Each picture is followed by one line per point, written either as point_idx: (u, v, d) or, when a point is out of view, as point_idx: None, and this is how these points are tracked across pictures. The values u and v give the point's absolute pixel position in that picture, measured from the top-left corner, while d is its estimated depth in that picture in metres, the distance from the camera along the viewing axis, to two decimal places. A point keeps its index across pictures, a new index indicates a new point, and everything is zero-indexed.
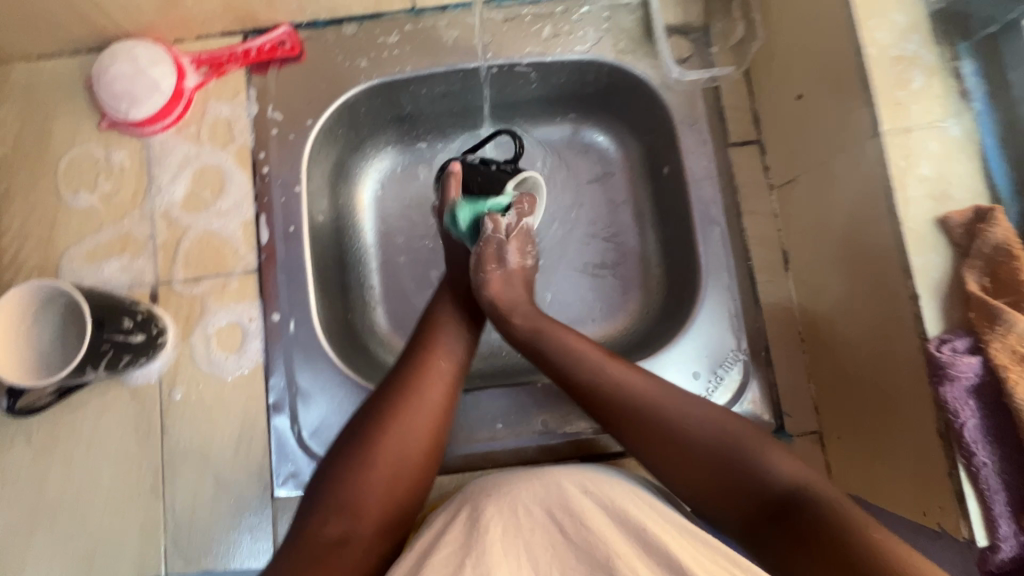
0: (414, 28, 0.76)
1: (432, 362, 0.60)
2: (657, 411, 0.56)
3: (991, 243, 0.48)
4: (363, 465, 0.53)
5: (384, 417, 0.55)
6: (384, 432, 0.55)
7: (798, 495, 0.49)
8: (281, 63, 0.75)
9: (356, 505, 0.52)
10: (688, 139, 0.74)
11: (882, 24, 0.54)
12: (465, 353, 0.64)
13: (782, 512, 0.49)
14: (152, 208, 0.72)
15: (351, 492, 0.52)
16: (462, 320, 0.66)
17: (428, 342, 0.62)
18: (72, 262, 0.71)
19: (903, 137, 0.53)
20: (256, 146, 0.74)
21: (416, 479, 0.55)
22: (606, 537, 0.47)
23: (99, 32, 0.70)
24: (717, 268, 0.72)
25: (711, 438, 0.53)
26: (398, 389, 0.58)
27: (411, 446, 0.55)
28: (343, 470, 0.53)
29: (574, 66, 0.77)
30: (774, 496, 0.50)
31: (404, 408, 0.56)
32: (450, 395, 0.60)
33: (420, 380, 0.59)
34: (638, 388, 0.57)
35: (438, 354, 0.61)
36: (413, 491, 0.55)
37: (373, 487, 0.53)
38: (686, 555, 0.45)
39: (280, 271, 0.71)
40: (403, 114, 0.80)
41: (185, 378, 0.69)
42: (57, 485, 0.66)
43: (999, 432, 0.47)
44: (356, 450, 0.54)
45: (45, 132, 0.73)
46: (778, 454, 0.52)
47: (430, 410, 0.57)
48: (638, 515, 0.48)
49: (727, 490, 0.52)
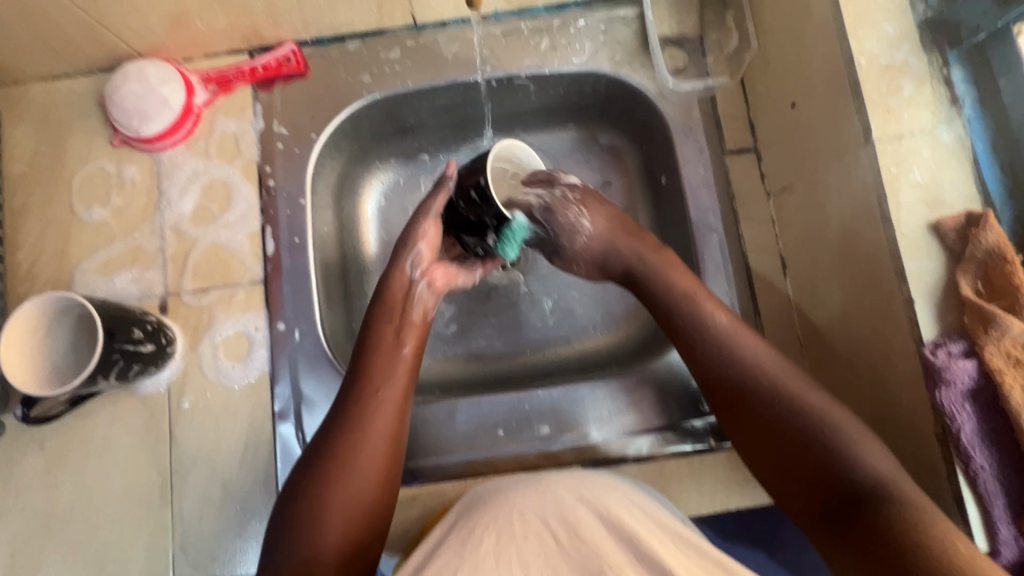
0: (415, 43, 0.77)
1: (370, 391, 0.58)
2: (767, 380, 0.54)
3: (983, 247, 0.49)
4: (315, 511, 0.52)
5: (331, 460, 0.54)
6: (331, 477, 0.53)
7: (883, 492, 0.46)
8: (286, 79, 0.77)
9: (313, 554, 0.50)
10: (685, 147, 0.75)
11: (872, 33, 0.55)
12: (408, 372, 0.60)
13: (854, 507, 0.46)
14: (162, 221, 0.74)
15: (309, 539, 0.51)
16: (406, 334, 0.62)
17: (368, 368, 0.59)
18: (85, 275, 0.73)
19: (895, 144, 0.53)
20: (263, 160, 0.76)
21: (371, 513, 0.54)
22: (601, 545, 0.48)
23: (112, 52, 0.73)
24: (715, 275, 0.72)
25: (799, 419, 0.51)
26: (340, 428, 0.56)
27: (365, 483, 0.54)
28: (295, 519, 0.52)
29: (571, 78, 0.78)
30: (851, 487, 0.47)
31: (348, 446, 0.54)
32: (395, 421, 0.57)
33: (361, 413, 0.56)
34: (760, 362, 0.55)
35: (377, 382, 0.58)
36: (374, 525, 0.54)
37: (329, 531, 0.51)
38: (673, 560, 0.47)
39: (286, 282, 0.73)
40: (404, 127, 0.82)
41: (193, 387, 0.70)
42: (69, 492, 0.68)
43: (996, 435, 0.47)
44: (307, 495, 0.53)
45: (60, 149, 0.75)
46: (870, 445, 0.49)
47: (376, 443, 0.56)
48: (630, 522, 0.50)
49: (811, 477, 0.49)
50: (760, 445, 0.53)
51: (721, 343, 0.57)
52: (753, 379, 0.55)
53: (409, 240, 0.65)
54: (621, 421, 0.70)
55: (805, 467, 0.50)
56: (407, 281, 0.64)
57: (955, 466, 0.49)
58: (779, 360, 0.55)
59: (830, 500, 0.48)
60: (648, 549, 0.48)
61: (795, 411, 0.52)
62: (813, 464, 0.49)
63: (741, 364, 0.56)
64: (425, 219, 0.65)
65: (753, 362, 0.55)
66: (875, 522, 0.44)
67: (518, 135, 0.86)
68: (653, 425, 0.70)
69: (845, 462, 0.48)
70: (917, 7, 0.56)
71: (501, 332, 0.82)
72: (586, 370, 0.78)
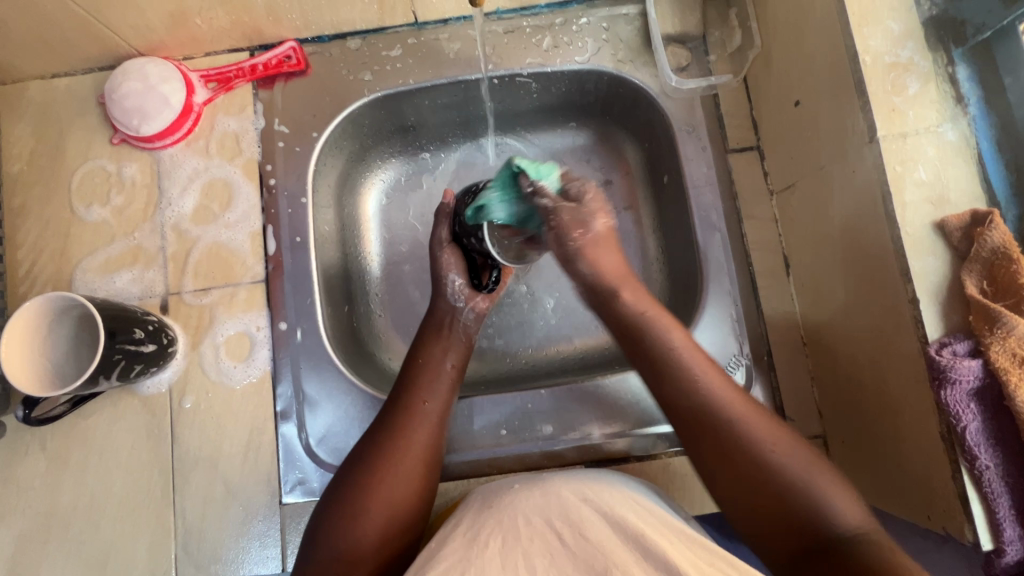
0: (416, 41, 0.77)
1: (418, 400, 0.60)
2: (735, 421, 0.52)
3: (988, 246, 0.48)
4: (357, 509, 0.53)
5: (374, 462, 0.55)
6: (375, 477, 0.54)
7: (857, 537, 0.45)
8: (287, 77, 0.77)
9: (352, 551, 0.51)
10: (688, 146, 0.75)
11: (877, 32, 0.55)
12: (450, 387, 0.64)
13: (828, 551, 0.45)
14: (162, 220, 0.74)
15: (345, 538, 0.52)
16: (449, 351, 0.66)
17: (415, 379, 0.62)
18: (86, 274, 0.72)
19: (900, 143, 0.53)
20: (263, 158, 0.75)
21: (409, 520, 0.55)
22: (605, 543, 0.48)
23: (111, 50, 0.72)
24: (718, 274, 0.72)
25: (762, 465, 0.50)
26: (387, 432, 0.58)
27: (404, 488, 0.55)
28: (338, 515, 0.53)
29: (574, 76, 0.78)
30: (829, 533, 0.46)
31: (394, 450, 0.56)
32: (437, 432, 0.60)
33: (407, 420, 0.59)
34: (726, 401, 0.53)
35: (423, 394, 0.61)
36: (409, 531, 0.55)
37: (369, 529, 0.52)
38: (680, 556, 0.47)
39: (287, 281, 0.73)
40: (406, 125, 0.82)
41: (195, 387, 0.70)
42: (70, 492, 0.68)
43: (998, 434, 0.48)
44: (347, 495, 0.54)
45: (59, 148, 0.75)
46: (839, 494, 0.48)
47: (419, 450, 0.57)
48: (637, 522, 0.49)
49: (781, 523, 0.48)
50: (729, 488, 0.51)
51: (692, 379, 0.55)
52: (719, 418, 0.52)
53: (443, 270, 0.70)
54: (624, 420, 0.70)
55: (774, 519, 0.48)
56: (452, 307, 0.69)
57: (959, 465, 0.49)
58: (745, 401, 0.54)
59: (804, 552, 0.46)
60: (651, 545, 0.47)
61: (766, 461, 0.50)
62: (786, 516, 0.48)
63: (710, 402, 0.53)
64: (443, 245, 0.70)
65: (719, 402, 0.53)
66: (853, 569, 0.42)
67: (520, 134, 0.86)
68: (657, 426, 0.70)
69: (820, 509, 0.47)
70: (922, 5, 0.55)
71: (503, 331, 0.82)
72: (589, 369, 0.78)
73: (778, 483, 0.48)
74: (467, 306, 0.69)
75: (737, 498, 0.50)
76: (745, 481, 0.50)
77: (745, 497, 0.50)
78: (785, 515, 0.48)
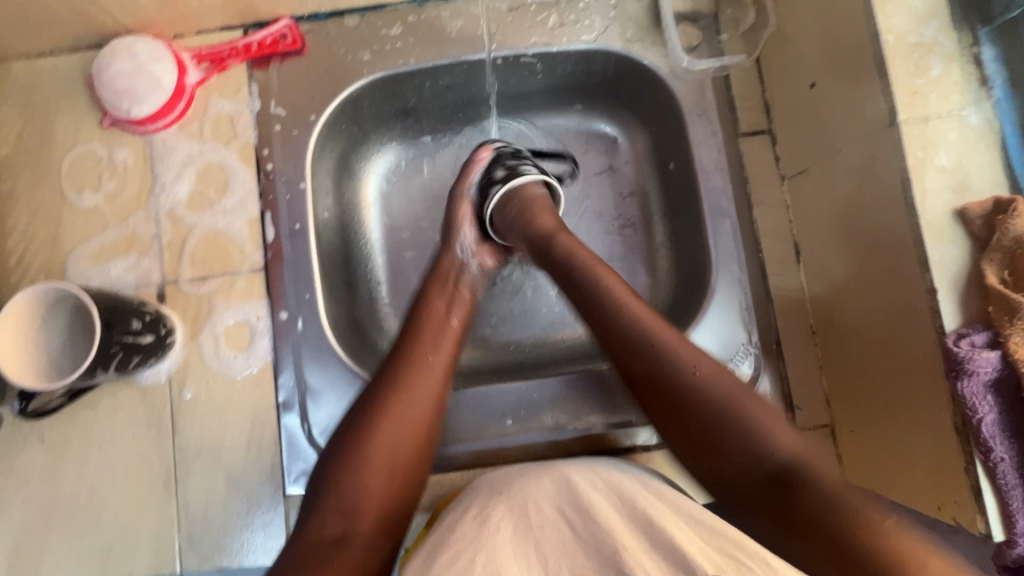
0: (417, 19, 0.74)
1: (421, 354, 0.58)
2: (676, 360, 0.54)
3: (1011, 235, 0.47)
4: (357, 463, 0.51)
5: (375, 415, 0.53)
6: (377, 428, 0.53)
7: (797, 471, 0.48)
8: (283, 57, 0.74)
9: (354, 503, 0.50)
10: (697, 130, 0.73)
11: (900, 9, 0.53)
12: (456, 342, 0.61)
13: (783, 487, 0.48)
14: (156, 207, 0.72)
15: (349, 492, 0.50)
16: (453, 306, 0.64)
17: (420, 333, 0.60)
18: (79, 262, 0.70)
19: (921, 127, 0.51)
20: (259, 142, 0.73)
21: (413, 470, 0.53)
22: (614, 529, 0.47)
23: (99, 28, 0.69)
24: (727, 261, 0.71)
25: (706, 398, 0.52)
26: (388, 385, 0.55)
27: (407, 440, 0.53)
28: (339, 469, 0.51)
29: (580, 55, 0.75)
30: (773, 470, 0.49)
31: (398, 400, 0.55)
32: (442, 386, 0.58)
33: (408, 372, 0.56)
34: (663, 334, 0.56)
35: (427, 347, 0.59)
36: (414, 485, 0.53)
37: (373, 481, 0.51)
38: (693, 547, 0.45)
39: (287, 268, 0.71)
40: (406, 107, 0.79)
41: (194, 378, 0.69)
42: (70, 484, 0.67)
43: (1016, 426, 0.47)
44: (346, 447, 0.52)
45: (47, 131, 0.72)
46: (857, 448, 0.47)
47: (421, 404, 0.55)
48: (647, 506, 0.48)
49: (725, 455, 0.51)
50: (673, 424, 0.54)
51: (650, 348, 0.55)
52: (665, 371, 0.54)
53: (458, 221, 0.69)
54: (632, 410, 0.69)
55: (715, 443, 0.52)
56: (459, 261, 0.68)
57: (973, 457, 0.49)
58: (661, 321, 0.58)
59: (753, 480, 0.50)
60: (662, 534, 0.46)
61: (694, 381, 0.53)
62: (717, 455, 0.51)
63: (662, 367, 0.54)
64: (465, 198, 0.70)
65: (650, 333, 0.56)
66: (798, 502, 0.46)
67: (525, 116, 0.83)
68: None
69: (757, 440, 0.50)
70: None
71: (507, 319, 0.80)
72: (594, 359, 0.76)
73: (705, 411, 0.52)
74: (471, 257, 0.69)
75: (674, 428, 0.54)
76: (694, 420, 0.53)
77: (685, 434, 0.53)
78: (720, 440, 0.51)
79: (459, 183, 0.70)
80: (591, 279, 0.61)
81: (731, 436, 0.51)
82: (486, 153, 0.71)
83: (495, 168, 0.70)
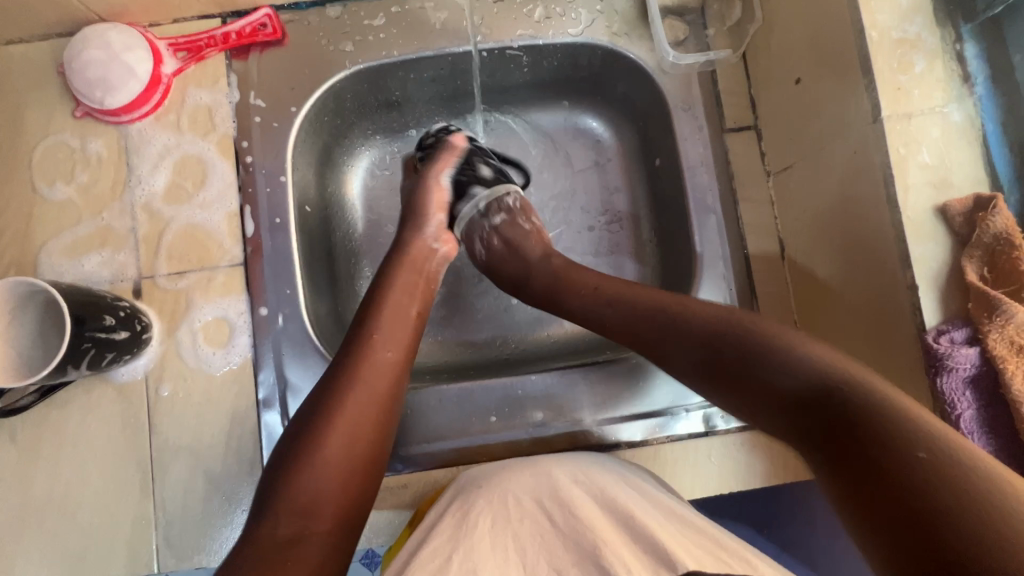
0: (400, 9, 0.73)
1: (375, 346, 0.56)
2: (646, 307, 0.57)
3: (991, 232, 0.47)
4: (311, 458, 0.49)
5: (326, 410, 0.51)
6: (331, 425, 0.50)
7: (830, 382, 0.45)
8: (262, 47, 0.72)
9: (306, 504, 0.48)
10: (683, 125, 0.73)
11: (884, 5, 0.53)
12: (412, 332, 0.60)
13: (813, 408, 0.46)
14: (132, 200, 0.70)
15: (301, 491, 0.48)
16: (413, 296, 0.62)
17: (376, 325, 0.58)
18: (51, 257, 0.68)
19: (904, 123, 0.51)
20: (239, 134, 0.71)
21: (367, 466, 0.51)
22: (595, 524, 0.47)
23: (71, 15, 0.67)
24: (712, 256, 0.71)
25: (714, 325, 0.53)
26: (342, 376, 0.53)
27: (359, 432, 0.51)
28: (292, 468, 0.49)
29: (566, 49, 0.75)
30: (808, 389, 0.46)
31: (348, 392, 0.52)
32: (398, 379, 0.56)
33: (364, 364, 0.54)
34: (644, 297, 0.58)
35: (383, 340, 0.57)
36: (368, 478, 0.52)
37: (325, 478, 0.49)
38: (670, 539, 0.45)
39: (267, 264, 0.69)
40: (391, 100, 0.78)
41: (172, 375, 0.67)
42: (43, 483, 0.65)
43: (996, 422, 0.47)
44: (299, 443, 0.50)
45: (17, 121, 0.70)
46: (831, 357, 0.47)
47: (377, 396, 0.53)
48: (625, 500, 0.48)
49: (749, 388, 0.50)
50: (679, 353, 0.54)
51: (646, 314, 0.57)
52: (681, 326, 0.54)
53: (430, 207, 0.69)
54: (617, 406, 0.69)
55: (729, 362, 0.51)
56: (428, 249, 0.66)
57: None
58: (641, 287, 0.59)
59: (795, 404, 0.47)
60: (639, 523, 0.46)
61: (689, 322, 0.54)
62: (745, 364, 0.50)
63: (648, 315, 0.56)
64: (441, 180, 0.70)
65: (630, 303, 0.58)
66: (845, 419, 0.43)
67: (511, 109, 0.82)
68: (647, 411, 0.69)
69: (787, 363, 0.48)
70: None
71: (492, 315, 0.80)
72: (579, 354, 0.76)
73: (709, 338, 0.52)
74: (437, 244, 0.67)
75: (699, 369, 0.53)
76: (727, 364, 0.51)
77: (710, 373, 0.52)
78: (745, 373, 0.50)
79: (430, 168, 0.70)
80: (579, 277, 0.64)
81: (769, 354, 0.49)
82: (461, 141, 0.73)
83: (479, 166, 0.72)
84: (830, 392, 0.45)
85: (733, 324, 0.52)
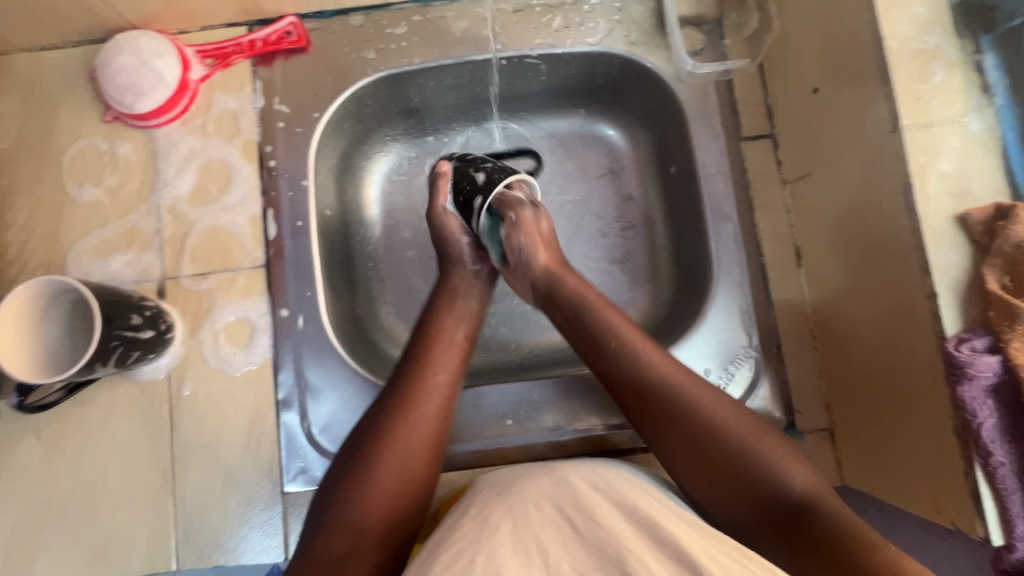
0: (421, 18, 0.75)
1: (427, 372, 0.57)
2: (649, 375, 0.55)
3: (1013, 241, 0.47)
4: (365, 478, 0.51)
5: (381, 432, 0.53)
6: (385, 448, 0.52)
7: (812, 505, 0.48)
8: (287, 54, 0.74)
9: (358, 522, 0.49)
10: (700, 133, 0.73)
11: (903, 16, 0.54)
12: (461, 358, 0.60)
13: (795, 525, 0.48)
14: (158, 202, 0.72)
15: (354, 510, 0.49)
16: (463, 321, 0.63)
17: (428, 351, 0.59)
18: (79, 257, 0.70)
19: (924, 132, 0.52)
20: (263, 139, 0.73)
21: (418, 490, 0.52)
22: (618, 533, 0.47)
23: (103, 22, 0.69)
24: (728, 263, 0.71)
25: (705, 419, 0.53)
26: (396, 400, 0.55)
27: (413, 457, 0.52)
28: (346, 486, 0.50)
29: (583, 58, 0.76)
30: (786, 503, 0.49)
31: (402, 419, 0.53)
32: (449, 404, 0.57)
33: (418, 389, 0.56)
34: (644, 358, 0.56)
35: (435, 367, 0.58)
36: (418, 501, 0.52)
37: (376, 499, 0.50)
38: (697, 549, 0.45)
39: (288, 266, 0.70)
40: (410, 107, 0.79)
41: (194, 374, 0.68)
42: (66, 480, 0.66)
43: (1017, 431, 0.47)
44: (354, 464, 0.52)
45: (49, 125, 0.72)
46: (790, 461, 0.51)
47: (429, 423, 0.54)
48: (648, 509, 0.49)
49: (730, 486, 0.51)
50: (667, 436, 0.54)
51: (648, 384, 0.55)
52: (677, 407, 0.54)
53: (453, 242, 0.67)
54: None
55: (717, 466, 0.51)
56: (470, 273, 0.67)
57: (973, 461, 0.49)
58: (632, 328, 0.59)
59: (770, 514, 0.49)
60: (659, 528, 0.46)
61: (683, 411, 0.53)
62: (737, 469, 0.51)
63: (647, 381, 0.55)
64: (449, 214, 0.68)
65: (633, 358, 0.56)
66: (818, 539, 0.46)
67: (527, 117, 0.83)
68: None
69: (769, 476, 0.50)
70: None
71: (507, 319, 0.80)
72: None
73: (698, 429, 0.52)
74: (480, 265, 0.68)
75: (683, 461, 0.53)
76: (718, 467, 0.51)
77: (694, 463, 0.52)
78: (729, 472, 0.51)
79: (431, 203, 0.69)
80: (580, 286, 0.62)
81: (751, 463, 0.51)
82: (446, 165, 0.70)
83: (476, 173, 0.68)
84: (812, 513, 0.48)
85: (723, 427, 0.52)
